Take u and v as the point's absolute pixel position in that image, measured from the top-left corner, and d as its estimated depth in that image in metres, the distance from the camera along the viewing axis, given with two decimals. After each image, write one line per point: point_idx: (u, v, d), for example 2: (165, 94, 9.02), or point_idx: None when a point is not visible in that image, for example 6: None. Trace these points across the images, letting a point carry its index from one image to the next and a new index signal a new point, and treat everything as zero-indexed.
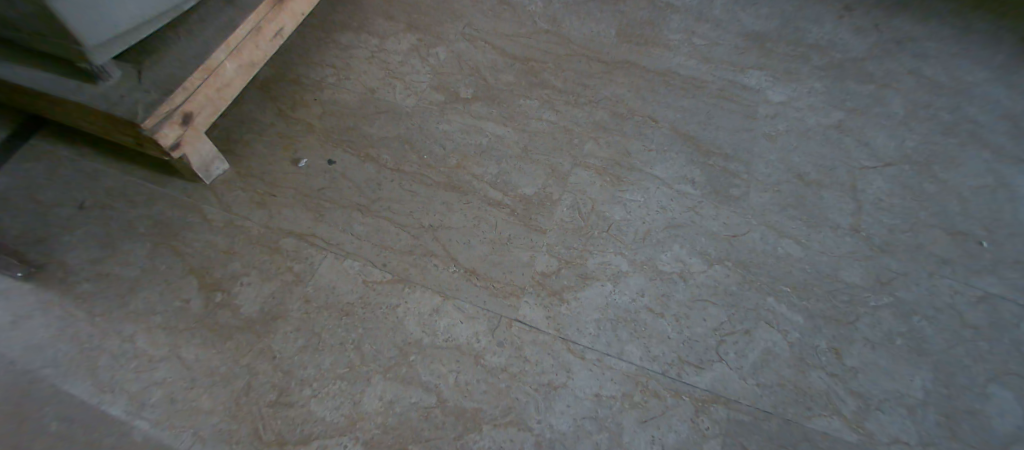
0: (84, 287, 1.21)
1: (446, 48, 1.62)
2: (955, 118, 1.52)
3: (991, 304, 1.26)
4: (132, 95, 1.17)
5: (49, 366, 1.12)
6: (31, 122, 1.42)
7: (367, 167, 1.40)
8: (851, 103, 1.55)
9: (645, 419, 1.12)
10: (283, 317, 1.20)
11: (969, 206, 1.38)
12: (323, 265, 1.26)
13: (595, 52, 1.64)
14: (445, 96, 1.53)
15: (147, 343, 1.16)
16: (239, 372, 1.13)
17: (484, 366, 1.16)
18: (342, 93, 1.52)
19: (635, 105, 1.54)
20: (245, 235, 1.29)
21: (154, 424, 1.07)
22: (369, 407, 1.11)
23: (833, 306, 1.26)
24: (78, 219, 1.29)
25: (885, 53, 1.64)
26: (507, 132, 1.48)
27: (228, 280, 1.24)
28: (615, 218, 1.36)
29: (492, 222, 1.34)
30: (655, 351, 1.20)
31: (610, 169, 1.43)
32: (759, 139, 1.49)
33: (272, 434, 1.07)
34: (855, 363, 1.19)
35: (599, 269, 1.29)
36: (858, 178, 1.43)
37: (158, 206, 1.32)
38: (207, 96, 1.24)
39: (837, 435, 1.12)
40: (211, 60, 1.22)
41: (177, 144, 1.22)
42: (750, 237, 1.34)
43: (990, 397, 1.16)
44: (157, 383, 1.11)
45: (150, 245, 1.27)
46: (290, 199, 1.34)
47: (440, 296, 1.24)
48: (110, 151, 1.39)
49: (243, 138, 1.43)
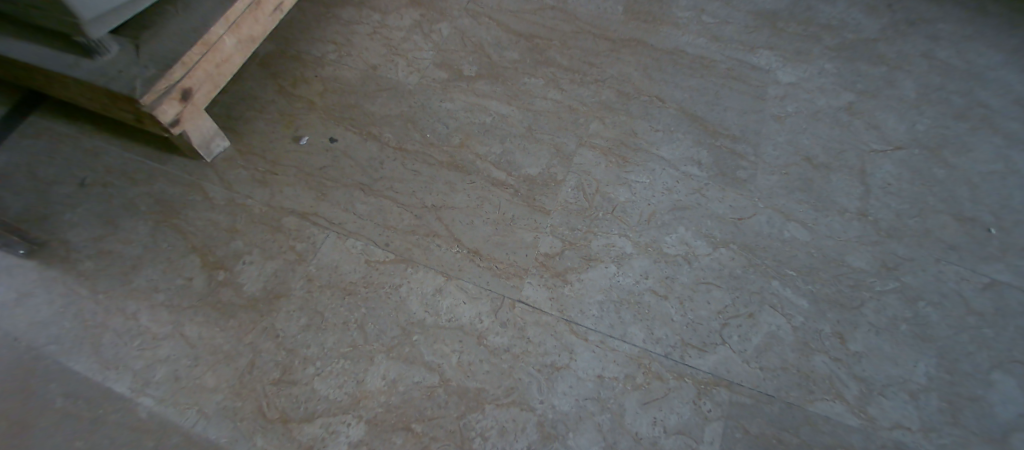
0: (87, 265, 1.20)
1: (449, 24, 1.59)
2: (968, 102, 1.49)
3: (997, 291, 1.25)
4: (131, 70, 1.15)
5: (54, 343, 1.12)
6: (30, 97, 1.40)
7: (370, 145, 1.39)
8: (862, 84, 1.52)
9: (647, 401, 1.12)
10: (285, 296, 1.20)
11: (979, 192, 1.37)
12: (326, 244, 1.26)
13: (601, 29, 1.60)
14: (448, 73, 1.51)
15: (150, 320, 1.16)
16: (242, 350, 1.14)
17: (486, 346, 1.16)
18: (343, 70, 1.50)
19: (643, 85, 1.51)
20: (247, 213, 1.28)
21: (159, 401, 1.08)
22: (373, 386, 1.11)
23: (838, 290, 1.25)
24: (79, 196, 1.28)
25: (898, 34, 1.60)
26: (512, 110, 1.46)
27: (230, 259, 1.23)
28: (620, 199, 1.35)
29: (496, 202, 1.33)
30: (658, 333, 1.19)
31: (615, 149, 1.41)
32: (768, 120, 1.47)
33: (276, 411, 1.08)
34: (860, 348, 1.19)
35: (603, 251, 1.28)
36: (868, 161, 1.41)
37: (159, 184, 1.31)
38: (207, 72, 1.22)
39: (839, 419, 1.12)
40: (210, 35, 1.20)
41: (177, 120, 1.20)
42: (756, 220, 1.33)
43: (993, 384, 1.15)
44: (161, 360, 1.12)
45: (151, 222, 1.26)
46: (292, 177, 1.33)
47: (443, 276, 1.23)
48: (110, 127, 1.37)
49: (244, 115, 1.42)
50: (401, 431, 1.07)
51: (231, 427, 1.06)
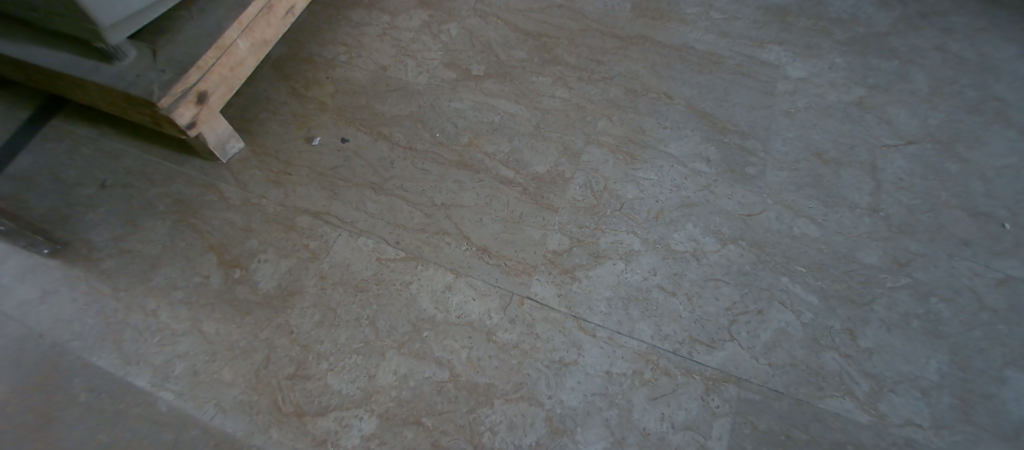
0: (108, 264, 1.24)
1: (457, 24, 1.61)
2: (981, 96, 1.47)
3: (1011, 287, 1.24)
4: (148, 74, 1.18)
5: (77, 339, 1.16)
6: (54, 100, 1.45)
7: (381, 145, 1.41)
8: (873, 79, 1.51)
9: (655, 396, 1.13)
10: (299, 293, 1.22)
11: (993, 187, 1.35)
12: (338, 242, 1.28)
13: (609, 27, 1.61)
14: (457, 73, 1.53)
15: (169, 317, 1.19)
16: (258, 345, 1.17)
17: (495, 342, 1.18)
18: (354, 71, 1.52)
19: (650, 82, 1.51)
20: (261, 212, 1.31)
21: (177, 395, 1.11)
22: (384, 381, 1.13)
23: (848, 286, 1.24)
24: (100, 197, 1.32)
25: (910, 27, 1.59)
26: (520, 109, 1.47)
27: (246, 257, 1.26)
28: (628, 196, 1.35)
29: (505, 200, 1.34)
30: (667, 330, 1.20)
31: (623, 147, 1.42)
32: (776, 116, 1.46)
33: (290, 405, 1.11)
34: (870, 345, 1.18)
35: (611, 248, 1.29)
36: (879, 156, 1.40)
37: (176, 185, 1.34)
38: (221, 75, 1.25)
39: (849, 416, 1.12)
40: (224, 38, 1.22)
41: (193, 123, 1.24)
42: (765, 216, 1.33)
43: (1007, 381, 1.14)
44: (180, 355, 1.15)
45: (169, 222, 1.30)
46: (305, 177, 1.36)
47: (453, 274, 1.25)
48: (128, 130, 1.41)
49: (258, 117, 1.45)
50: (412, 425, 1.10)
51: (248, 420, 1.09)
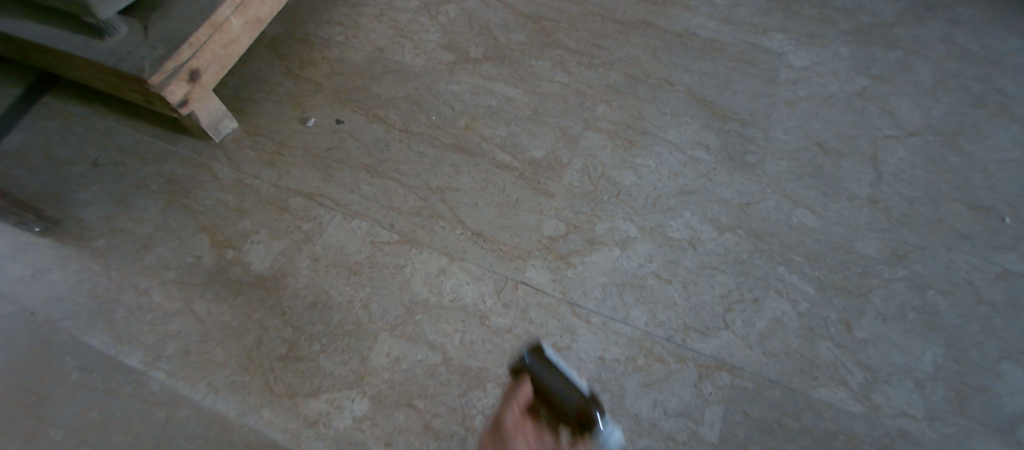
0: (101, 243, 1.23)
1: (456, 7, 1.59)
2: (985, 88, 1.45)
3: (1009, 281, 1.23)
4: (140, 51, 1.16)
5: (68, 318, 1.16)
6: (46, 78, 1.43)
7: (376, 127, 1.39)
8: (876, 69, 1.49)
9: (648, 383, 1.13)
10: (292, 274, 1.22)
11: (994, 180, 1.34)
12: (332, 224, 1.27)
13: (610, 11, 1.59)
14: (455, 56, 1.51)
15: (161, 296, 1.18)
16: (251, 326, 1.16)
17: (488, 326, 1.17)
18: (351, 52, 1.50)
19: (651, 68, 1.50)
20: (254, 193, 1.30)
21: (169, 375, 1.11)
22: (376, 363, 1.13)
23: (846, 277, 1.24)
24: (93, 176, 1.31)
25: (916, 18, 1.56)
26: (518, 93, 1.45)
27: (239, 238, 1.25)
28: (626, 183, 1.34)
29: (501, 185, 1.33)
30: (661, 317, 1.20)
31: (622, 132, 1.40)
32: (778, 104, 1.45)
33: (283, 386, 1.10)
34: (865, 336, 1.18)
35: (607, 234, 1.28)
36: (880, 147, 1.38)
37: (170, 164, 1.33)
38: (214, 53, 1.23)
39: (842, 406, 1.11)
40: (217, 15, 1.20)
41: (186, 101, 1.22)
42: (764, 205, 1.31)
43: (1002, 374, 1.14)
44: (172, 335, 1.15)
45: (162, 202, 1.29)
46: (300, 158, 1.35)
47: (447, 258, 1.24)
48: (122, 108, 1.40)
49: (252, 97, 1.43)
50: (403, 408, 1.09)
51: (239, 400, 1.09)
